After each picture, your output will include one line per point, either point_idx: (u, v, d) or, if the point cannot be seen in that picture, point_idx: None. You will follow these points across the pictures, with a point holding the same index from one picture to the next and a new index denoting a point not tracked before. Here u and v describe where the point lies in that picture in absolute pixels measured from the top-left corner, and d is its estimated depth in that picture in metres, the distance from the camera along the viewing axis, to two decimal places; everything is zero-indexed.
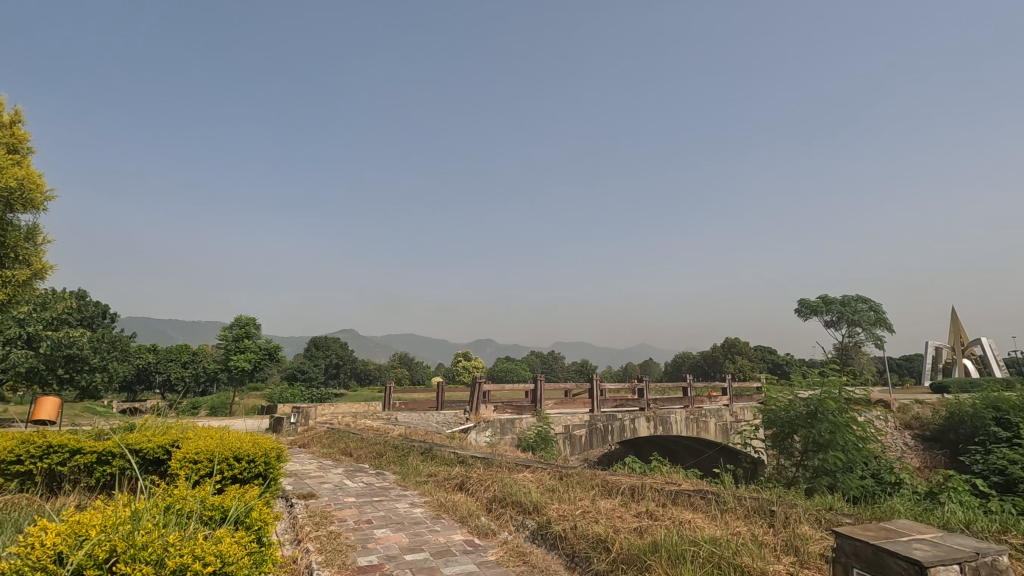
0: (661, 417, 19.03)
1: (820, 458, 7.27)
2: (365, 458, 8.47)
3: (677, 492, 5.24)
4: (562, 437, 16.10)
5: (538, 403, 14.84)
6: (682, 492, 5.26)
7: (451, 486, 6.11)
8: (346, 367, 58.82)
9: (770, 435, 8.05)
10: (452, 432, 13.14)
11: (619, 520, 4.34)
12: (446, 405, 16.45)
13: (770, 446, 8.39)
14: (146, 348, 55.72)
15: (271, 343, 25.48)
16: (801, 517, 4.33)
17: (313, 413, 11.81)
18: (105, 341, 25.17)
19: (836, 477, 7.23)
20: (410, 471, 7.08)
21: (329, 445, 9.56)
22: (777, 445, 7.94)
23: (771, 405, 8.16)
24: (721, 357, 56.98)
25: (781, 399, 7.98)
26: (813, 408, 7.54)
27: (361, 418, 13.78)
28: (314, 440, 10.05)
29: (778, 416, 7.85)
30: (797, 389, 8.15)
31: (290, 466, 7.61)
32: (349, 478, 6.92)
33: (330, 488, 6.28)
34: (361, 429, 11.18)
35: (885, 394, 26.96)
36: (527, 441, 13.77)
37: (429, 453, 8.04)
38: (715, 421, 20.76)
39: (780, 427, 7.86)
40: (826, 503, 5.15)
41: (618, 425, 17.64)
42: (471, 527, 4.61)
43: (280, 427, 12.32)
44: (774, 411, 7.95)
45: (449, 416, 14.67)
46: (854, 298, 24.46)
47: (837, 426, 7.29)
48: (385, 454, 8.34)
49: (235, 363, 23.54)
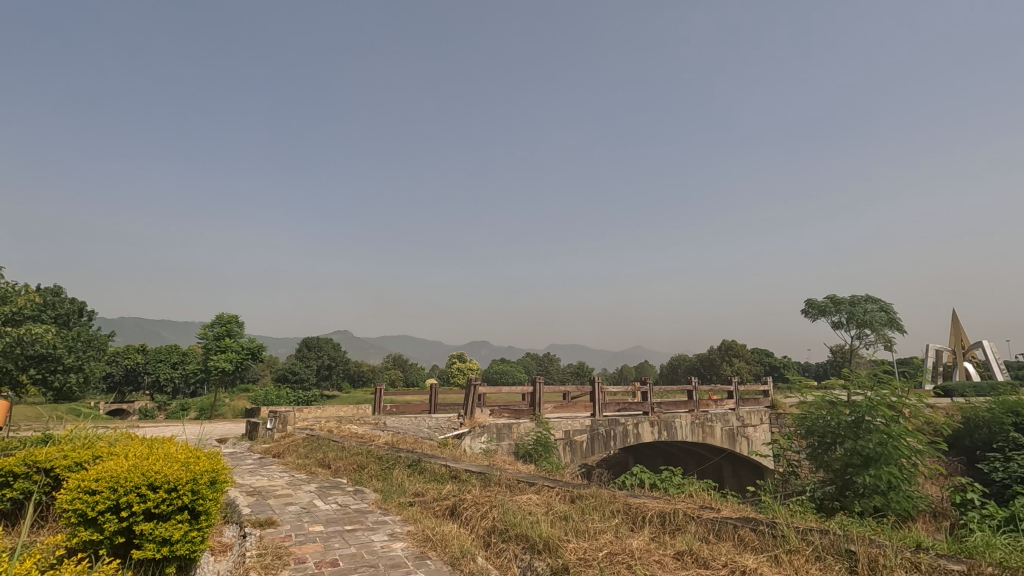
0: (666, 421, 18.05)
1: (870, 474, 6.29)
2: (343, 471, 7.41)
3: (721, 522, 4.28)
4: (562, 443, 15.09)
5: (537, 406, 13.77)
6: (728, 522, 4.26)
7: (441, 511, 5.08)
8: (339, 369, 57.38)
9: (808, 448, 7.06)
10: (445, 439, 12.10)
11: (659, 568, 3.34)
12: (439, 408, 15.37)
13: (806, 460, 7.39)
14: (133, 349, 54.54)
15: (254, 342, 24.28)
16: (894, 563, 3.36)
17: (293, 419, 10.73)
18: (80, 340, 23.94)
19: (887, 496, 6.26)
20: (393, 489, 6.04)
21: (305, 455, 8.49)
22: (815, 459, 6.96)
23: (810, 414, 7.20)
24: (718, 360, 56.08)
25: (825, 407, 7.01)
26: (860, 417, 6.57)
27: (346, 423, 12.68)
28: (289, 450, 8.97)
29: (818, 425, 6.88)
30: (839, 394, 7.18)
31: (255, 484, 6.56)
32: (320, 498, 5.86)
33: (293, 513, 5.20)
34: (343, 436, 10.10)
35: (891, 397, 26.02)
36: (525, 448, 12.92)
37: (416, 466, 7.01)
38: (721, 426, 19.78)
39: (820, 438, 6.86)
40: (911, 536, 4.12)
41: (620, 430, 16.69)
42: (464, 573, 3.59)
43: (255, 433, 11.14)
44: (815, 419, 7.00)
45: (442, 421, 13.64)
46: (864, 298, 23.60)
47: (889, 437, 6.30)
48: (367, 467, 7.30)
49: (216, 363, 22.53)
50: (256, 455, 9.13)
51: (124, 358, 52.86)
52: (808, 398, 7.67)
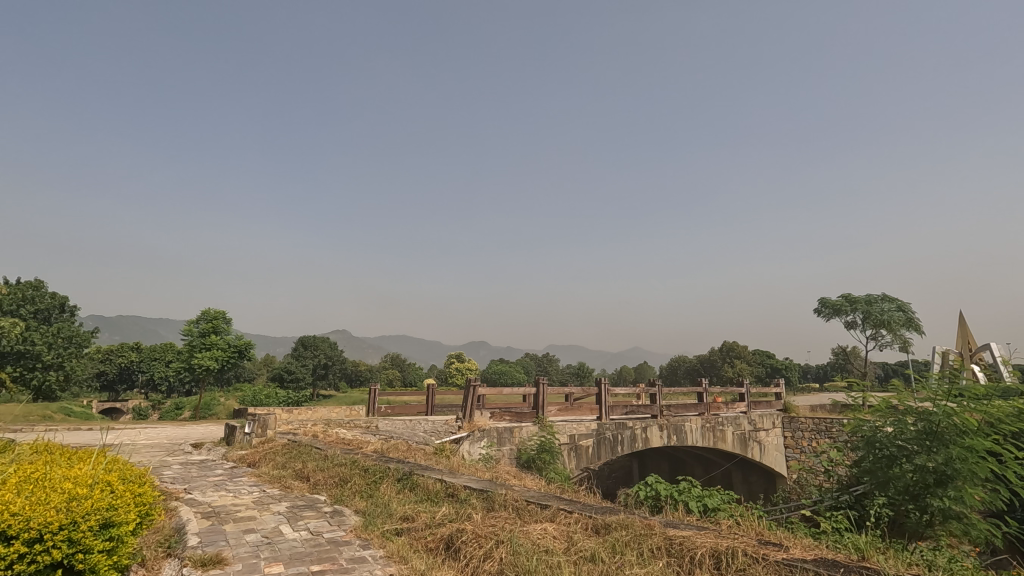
0: (675, 425, 17.05)
1: (947, 497, 5.30)
2: (322, 486, 6.38)
3: (770, 563, 3.38)
4: (567, 448, 14.13)
5: (541, 408, 12.73)
6: (775, 562, 3.40)
7: (434, 544, 4.11)
8: (336, 368, 56.26)
9: (862, 465, 6.12)
10: (441, 444, 11.10)
11: None
12: (436, 410, 14.32)
13: (863, 480, 6.39)
14: (128, 347, 53.66)
15: (241, 339, 23.26)
16: None
17: (274, 422, 9.76)
18: (60, 337, 22.78)
19: (967, 522, 5.30)
20: (377, 512, 5.03)
21: (282, 465, 7.46)
22: (872, 477, 6.00)
23: (864, 423, 6.28)
24: (719, 361, 55.12)
25: (890, 415, 6.05)
26: (932, 427, 5.56)
27: (335, 427, 11.70)
28: (265, 459, 7.96)
29: (879, 437, 5.94)
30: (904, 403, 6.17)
31: (215, 503, 5.51)
32: (289, 523, 4.84)
33: (250, 546, 4.17)
34: (328, 442, 9.09)
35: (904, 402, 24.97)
36: (527, 455, 11.91)
37: (407, 481, 6.04)
38: (733, 430, 18.78)
39: (885, 453, 5.87)
40: None
41: (627, 434, 15.69)
42: None
43: (232, 437, 10.12)
44: (876, 431, 6.04)
45: (438, 425, 12.61)
46: (880, 298, 22.68)
47: (969, 454, 5.29)
48: (350, 481, 6.29)
49: (201, 361, 21.57)
50: (228, 464, 8.14)
51: (118, 356, 52.74)
52: (861, 406, 6.74)
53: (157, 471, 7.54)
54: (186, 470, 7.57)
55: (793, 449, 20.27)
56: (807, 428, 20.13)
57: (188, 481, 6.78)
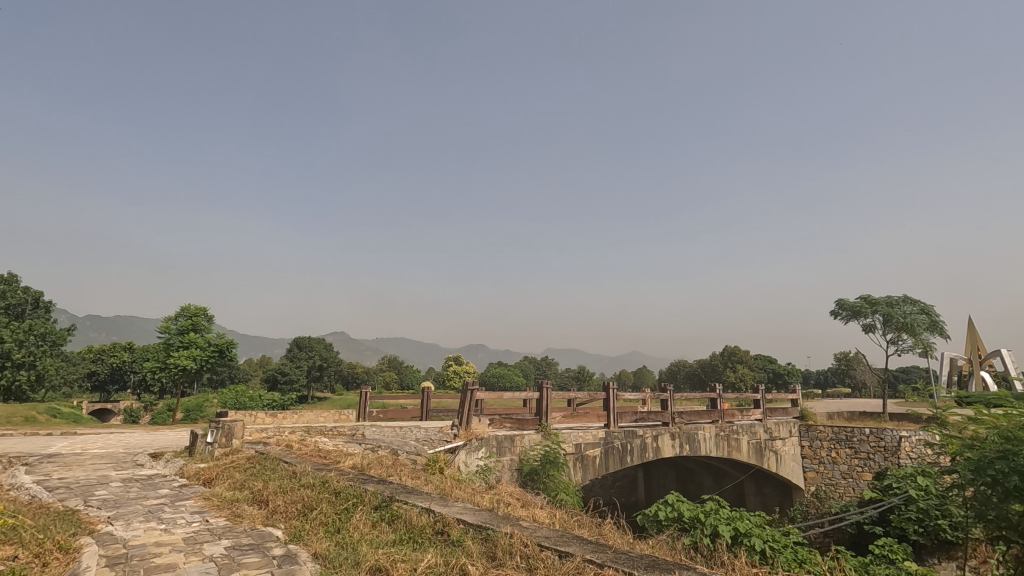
0: (687, 434, 15.77)
1: None
2: (280, 516, 5.09)
3: None
4: (573, 458, 12.86)
5: (545, 415, 11.42)
6: None
7: None
8: (331, 370, 54.55)
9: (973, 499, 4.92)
10: (434, 454, 9.80)
11: None
12: (430, 416, 13.06)
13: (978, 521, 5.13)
14: (120, 347, 52.58)
15: (223, 338, 21.97)
16: None
17: (240, 431, 8.47)
18: (32, 334, 21.58)
19: None
20: (340, 559, 3.78)
21: (236, 486, 6.19)
22: (988, 515, 4.79)
23: (972, 448, 5.09)
24: (720, 366, 53.73)
25: (1005, 430, 4.90)
26: None
27: (315, 435, 10.41)
28: (222, 476, 6.71)
29: (993, 463, 4.73)
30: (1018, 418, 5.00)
31: (132, 542, 4.25)
32: None
33: None
34: (301, 455, 7.84)
35: (910, 409, 23.89)
36: (530, 467, 10.67)
37: (385, 511, 4.81)
38: (748, 439, 17.52)
39: (1004, 482, 4.64)
40: None
41: (638, 443, 14.41)
42: None
43: (194, 448, 8.86)
44: (992, 453, 4.85)
45: (432, 432, 11.14)
46: (901, 299, 21.54)
47: None
48: (315, 510, 5.02)
49: (178, 360, 20.26)
50: (179, 482, 6.84)
51: (110, 355, 51.73)
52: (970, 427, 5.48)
53: (87, 490, 6.24)
54: (123, 490, 6.29)
55: (811, 459, 18.90)
56: (827, 437, 18.75)
57: (119, 506, 5.50)
